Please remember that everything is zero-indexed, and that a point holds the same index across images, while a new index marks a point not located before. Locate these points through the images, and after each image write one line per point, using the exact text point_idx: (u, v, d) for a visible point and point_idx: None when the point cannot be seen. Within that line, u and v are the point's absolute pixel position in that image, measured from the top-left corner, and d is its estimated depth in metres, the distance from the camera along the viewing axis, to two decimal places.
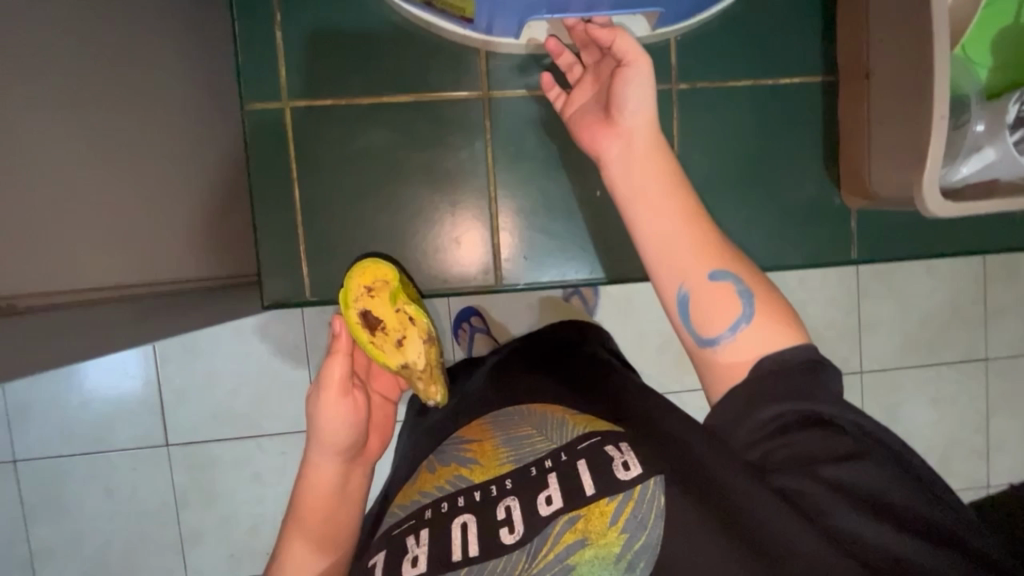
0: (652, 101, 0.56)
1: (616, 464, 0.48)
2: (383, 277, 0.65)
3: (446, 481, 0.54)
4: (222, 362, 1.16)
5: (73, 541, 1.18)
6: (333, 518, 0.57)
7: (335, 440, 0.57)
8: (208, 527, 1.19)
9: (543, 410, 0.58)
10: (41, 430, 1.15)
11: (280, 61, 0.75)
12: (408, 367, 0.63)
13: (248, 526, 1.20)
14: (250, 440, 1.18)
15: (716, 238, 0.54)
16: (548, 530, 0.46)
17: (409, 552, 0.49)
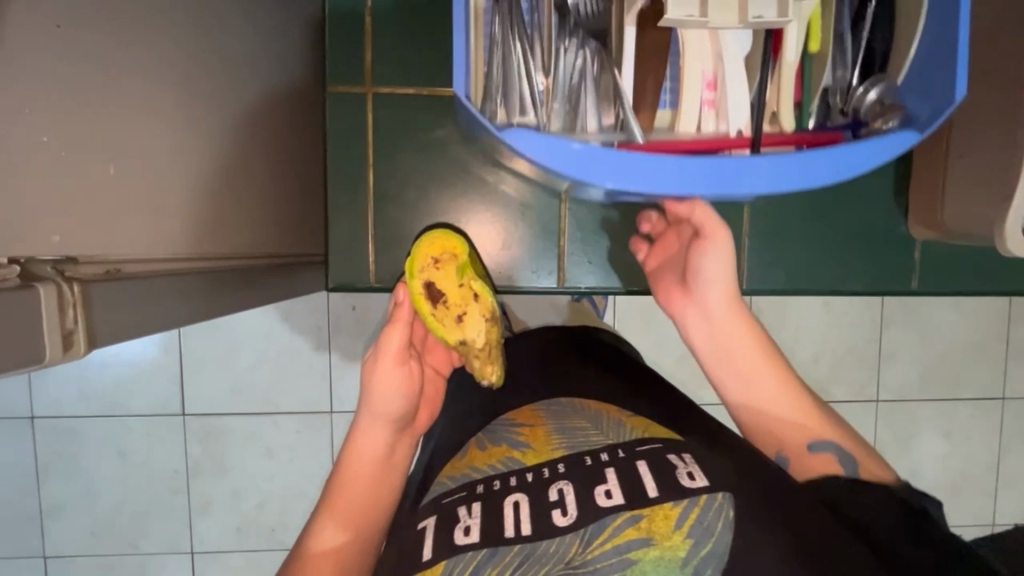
0: (725, 272, 0.66)
1: (680, 474, 0.49)
2: (450, 252, 0.73)
3: (498, 460, 0.55)
4: (246, 336, 1.17)
5: (84, 500, 1.19)
6: (377, 484, 0.60)
7: (387, 404, 0.61)
8: (217, 498, 1.20)
9: (595, 408, 0.61)
10: (61, 390, 1.16)
11: (366, 45, 0.78)
12: (466, 344, 0.69)
13: (257, 501, 1.21)
14: (267, 416, 1.19)
15: (807, 406, 0.62)
16: (607, 520, 0.47)
17: (461, 521, 0.50)
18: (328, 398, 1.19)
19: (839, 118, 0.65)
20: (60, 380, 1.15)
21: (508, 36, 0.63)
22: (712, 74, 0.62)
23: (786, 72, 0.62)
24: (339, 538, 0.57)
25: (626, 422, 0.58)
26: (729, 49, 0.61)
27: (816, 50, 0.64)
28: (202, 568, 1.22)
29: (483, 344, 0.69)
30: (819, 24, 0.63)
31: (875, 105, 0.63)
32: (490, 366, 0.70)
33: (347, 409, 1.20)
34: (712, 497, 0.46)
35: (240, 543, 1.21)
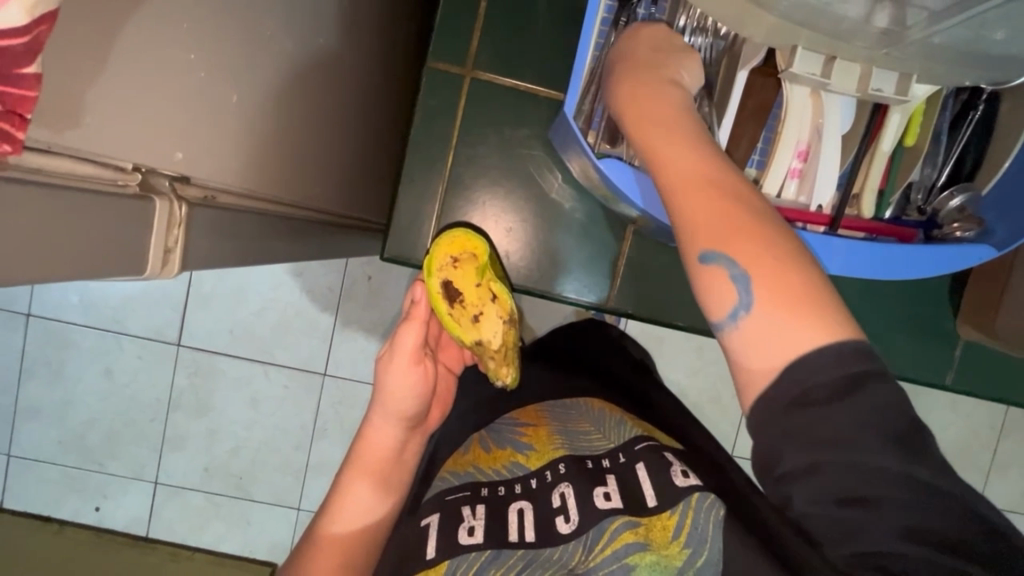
0: (633, 62, 0.55)
1: (675, 472, 0.52)
2: (469, 247, 0.67)
3: (503, 465, 0.57)
4: (257, 282, 1.16)
5: (61, 408, 1.17)
6: (389, 484, 0.56)
7: (400, 403, 0.55)
8: (192, 436, 1.19)
9: (597, 408, 0.63)
10: (60, 295, 1.14)
11: (476, 27, 0.78)
12: (481, 345, 0.64)
13: (231, 447, 1.20)
14: (258, 366, 1.18)
15: (736, 207, 0.40)
16: (605, 526, 0.49)
17: (466, 521, 0.52)
18: (326, 362, 1.19)
19: (914, 214, 0.67)
20: (62, 285, 1.13)
21: None
22: (806, 145, 0.61)
23: (878, 160, 0.63)
24: (350, 541, 0.53)
25: (626, 421, 0.61)
26: (829, 126, 0.60)
27: (911, 143, 0.64)
28: (162, 501, 1.21)
29: (501, 347, 0.65)
30: (919, 119, 0.63)
31: (955, 211, 0.65)
32: (507, 368, 0.67)
33: (339, 376, 1.19)
34: (700, 497, 0.48)
35: (206, 484, 1.20)
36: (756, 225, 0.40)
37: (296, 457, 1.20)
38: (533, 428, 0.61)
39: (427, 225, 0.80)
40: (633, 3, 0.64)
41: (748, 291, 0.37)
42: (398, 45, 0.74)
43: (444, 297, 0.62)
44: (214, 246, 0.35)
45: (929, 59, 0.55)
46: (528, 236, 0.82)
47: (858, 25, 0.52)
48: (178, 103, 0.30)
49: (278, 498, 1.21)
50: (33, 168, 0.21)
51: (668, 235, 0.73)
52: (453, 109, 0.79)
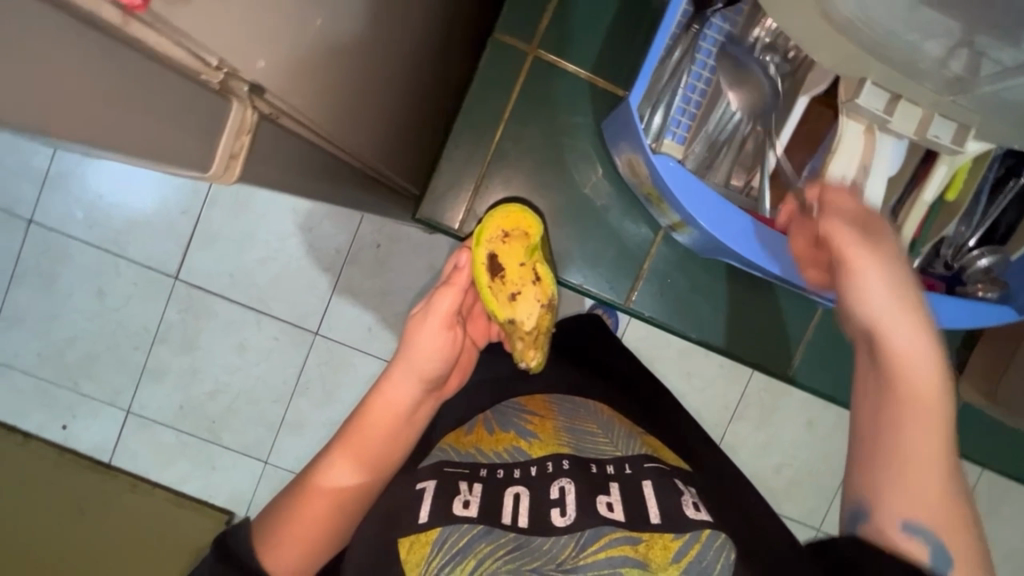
0: (892, 264, 0.49)
1: (686, 502, 0.55)
2: (523, 228, 0.71)
3: (504, 448, 0.59)
4: (268, 230, 1.15)
5: (48, 319, 1.16)
6: (396, 439, 0.55)
7: (425, 363, 0.55)
8: (174, 371, 1.18)
9: (607, 418, 0.66)
10: (67, 207, 1.13)
11: (545, 11, 0.78)
12: (514, 324, 0.63)
13: (211, 388, 1.19)
14: (253, 313, 1.17)
15: (947, 479, 0.46)
16: (604, 529, 0.50)
17: (461, 494, 0.54)
18: (324, 321, 1.18)
19: (941, 268, 0.69)
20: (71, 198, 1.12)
21: (683, 67, 0.68)
22: (853, 180, 0.60)
23: (919, 209, 0.63)
24: (348, 486, 0.53)
25: (633, 438, 0.64)
26: (878, 165, 0.60)
27: (951, 199, 0.64)
28: (130, 430, 1.19)
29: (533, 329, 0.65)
30: (963, 177, 0.63)
31: (982, 272, 0.68)
32: (535, 353, 0.67)
33: (332, 337, 1.18)
34: (711, 531, 0.53)
35: (179, 421, 1.19)
36: (955, 493, 0.46)
37: (273, 411, 1.19)
38: (538, 418, 0.63)
39: (458, 197, 0.80)
40: (707, 13, 0.66)
41: (942, 558, 0.45)
42: (464, 14, 0.74)
43: (487, 269, 0.63)
44: (270, 164, 0.35)
45: (992, 112, 0.57)
46: (558, 226, 0.83)
47: (934, 66, 0.54)
48: (282, 9, 0.31)
49: (247, 448, 1.20)
50: (135, 37, 0.22)
51: (708, 248, 0.74)
52: (508, 87, 0.79)
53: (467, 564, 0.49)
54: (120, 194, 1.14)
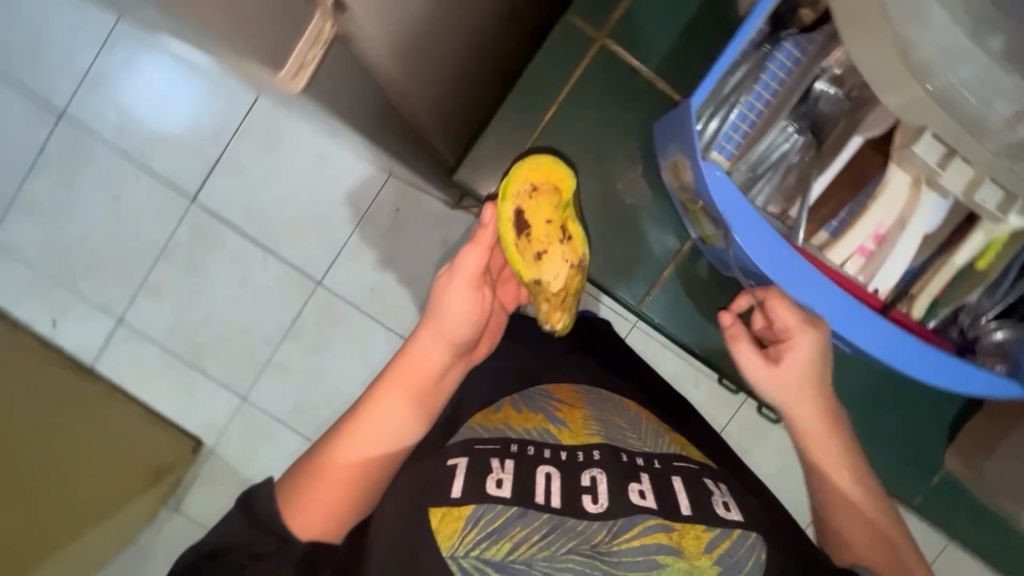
0: (816, 364, 0.60)
1: (716, 500, 0.56)
2: (554, 177, 0.67)
3: (535, 428, 0.60)
4: (293, 170, 1.15)
5: (59, 213, 1.16)
6: (424, 402, 0.58)
7: (454, 326, 0.57)
8: (172, 290, 1.18)
9: (638, 416, 0.68)
10: (102, 108, 1.13)
11: (616, 6, 0.78)
12: (540, 284, 0.65)
13: (205, 314, 1.19)
14: (262, 249, 1.17)
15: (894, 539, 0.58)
16: (637, 519, 0.51)
17: (494, 473, 0.55)
18: (329, 270, 1.18)
19: (954, 333, 0.70)
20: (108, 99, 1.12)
21: (747, 82, 0.69)
22: (884, 230, 0.65)
23: (945, 270, 0.66)
24: (376, 445, 0.55)
25: (661, 435, 0.66)
26: (915, 221, 0.64)
27: (982, 267, 0.66)
28: (118, 339, 1.20)
29: (559, 290, 0.67)
30: (998, 249, 0.65)
31: (994, 345, 0.68)
32: (559, 316, 0.70)
33: (335, 288, 1.18)
34: (745, 532, 0.53)
35: (168, 340, 1.20)
36: (903, 552, 0.57)
37: (261, 349, 1.20)
38: (567, 406, 0.65)
39: (491, 171, 0.80)
40: (780, 35, 0.68)
41: None
42: None
43: (513, 228, 0.63)
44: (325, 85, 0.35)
45: None
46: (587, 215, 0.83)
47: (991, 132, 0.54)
48: None
49: (229, 379, 1.20)
50: None
51: (725, 260, 0.75)
52: (566, 71, 0.79)
53: (504, 545, 0.50)
54: (157, 105, 1.14)
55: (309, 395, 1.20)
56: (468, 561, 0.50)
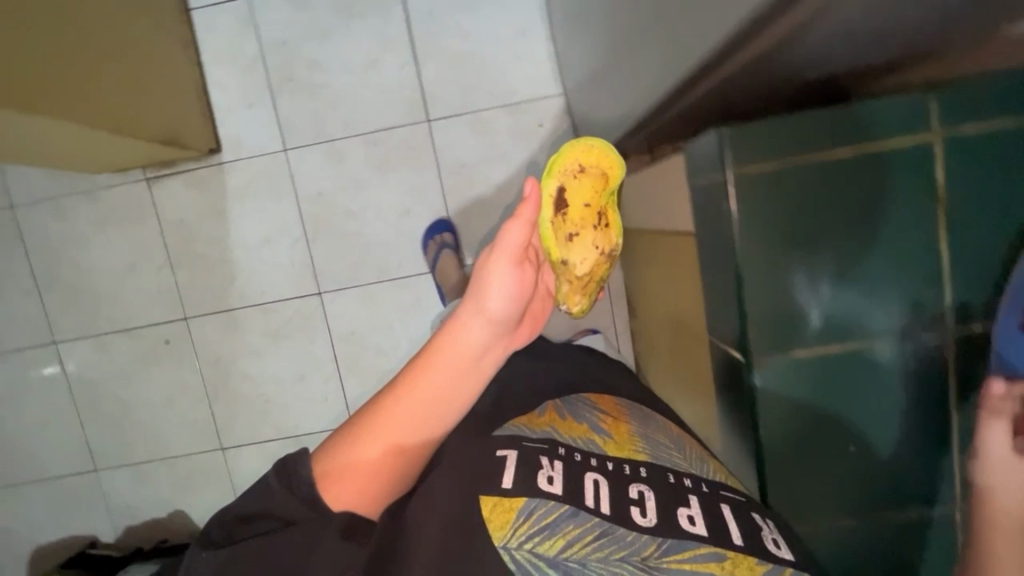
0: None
1: (765, 537, 0.46)
2: (607, 164, 0.61)
3: (584, 435, 0.57)
4: (494, 19, 1.11)
5: None
6: (455, 387, 0.55)
7: (493, 304, 0.55)
8: (312, 12, 1.11)
9: (685, 443, 0.59)
10: None
11: None
12: (566, 265, 0.62)
13: (318, 57, 1.12)
14: (411, 51, 1.12)
15: None
16: (694, 544, 0.45)
17: (546, 470, 0.52)
18: (444, 118, 1.14)
19: None
20: None
21: None
22: None
23: None
24: (401, 424, 0.54)
25: (708, 461, 0.56)
26: None
27: None
28: (230, 7, 1.12)
29: (584, 274, 0.63)
30: None
31: None
32: (578, 298, 0.67)
33: (436, 137, 1.14)
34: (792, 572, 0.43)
35: (269, 47, 1.12)
36: None
37: (333, 126, 1.14)
38: (611, 419, 0.62)
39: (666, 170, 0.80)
40: None
41: None
42: None
43: (552, 201, 0.60)
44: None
45: None
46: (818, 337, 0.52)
47: None
48: None
49: (287, 125, 1.14)
50: None
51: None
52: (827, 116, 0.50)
53: (559, 541, 0.46)
54: None
55: (337, 197, 1.16)
56: (523, 553, 0.46)
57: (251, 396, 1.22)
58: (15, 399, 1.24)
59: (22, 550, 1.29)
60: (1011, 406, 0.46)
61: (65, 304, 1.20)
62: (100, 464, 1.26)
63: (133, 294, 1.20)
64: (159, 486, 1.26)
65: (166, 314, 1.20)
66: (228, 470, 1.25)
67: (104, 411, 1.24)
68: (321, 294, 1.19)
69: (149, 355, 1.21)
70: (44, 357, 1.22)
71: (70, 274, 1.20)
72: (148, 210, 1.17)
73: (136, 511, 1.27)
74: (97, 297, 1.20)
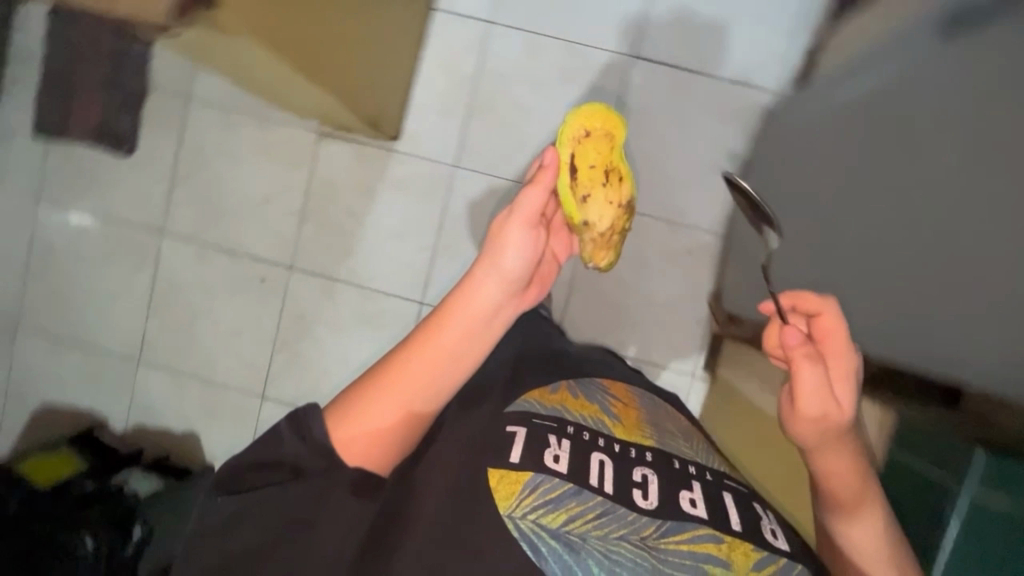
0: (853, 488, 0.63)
1: (765, 527, 0.63)
2: (612, 130, 0.73)
3: (592, 416, 0.71)
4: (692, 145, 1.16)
5: None
6: (466, 343, 0.62)
7: (510, 270, 0.62)
8: (540, 64, 1.16)
9: (698, 439, 0.75)
10: None
11: None
12: (587, 225, 0.71)
13: (525, 103, 1.17)
14: None
15: None
16: (689, 525, 0.61)
17: (552, 449, 0.66)
18: None
19: None
20: None
21: None
22: None
23: None
24: (414, 375, 0.60)
25: (712, 452, 0.74)
26: None
27: None
28: (470, 24, 1.17)
29: (603, 231, 0.71)
30: None
31: None
32: (605, 253, 0.76)
33: None
34: (786, 560, 0.61)
35: (488, 75, 1.17)
36: None
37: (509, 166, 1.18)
38: (620, 403, 0.75)
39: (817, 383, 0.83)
40: None
41: None
42: None
43: (569, 166, 0.70)
44: None
45: None
46: None
47: None
48: None
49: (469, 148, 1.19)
50: None
51: None
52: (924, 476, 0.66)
53: (560, 515, 0.60)
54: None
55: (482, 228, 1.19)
56: (525, 522, 0.60)
57: (313, 364, 1.24)
58: (101, 265, 1.26)
59: (31, 400, 1.30)
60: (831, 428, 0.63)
61: (190, 202, 1.23)
62: (144, 357, 1.27)
63: (255, 225, 1.22)
64: (187, 403, 1.27)
65: (275, 254, 1.22)
66: (256, 418, 1.25)
67: (173, 311, 1.25)
68: (422, 304, 1.21)
69: (241, 284, 1.23)
70: (147, 242, 1.24)
71: (208, 181, 1.22)
72: (306, 158, 1.20)
73: (154, 414, 1.28)
74: (221, 213, 1.23)
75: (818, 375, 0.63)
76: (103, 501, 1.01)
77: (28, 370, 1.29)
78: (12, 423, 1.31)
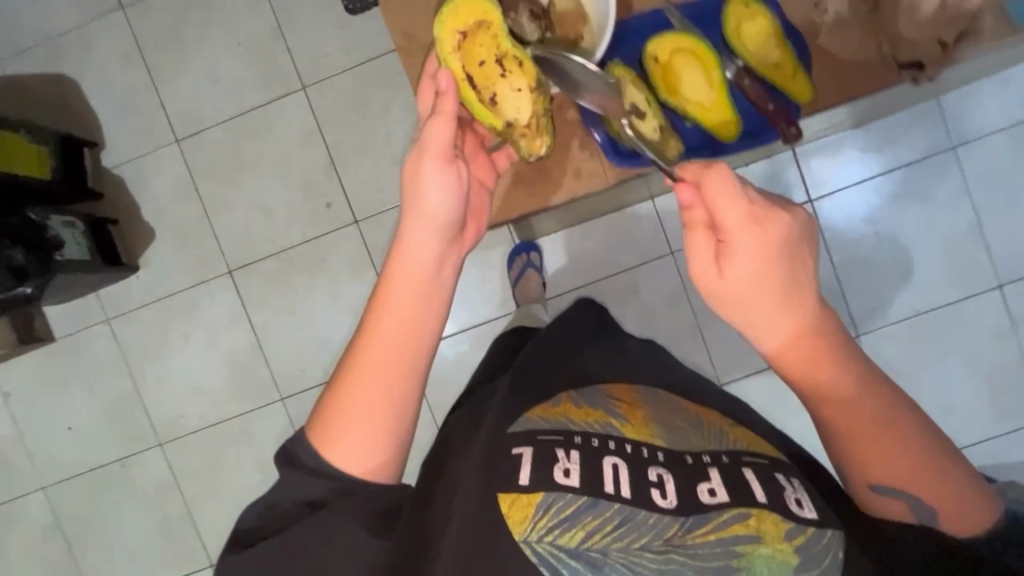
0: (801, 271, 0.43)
1: (788, 497, 0.51)
2: (485, 18, 0.57)
3: (597, 420, 0.56)
4: None
5: None
6: (415, 305, 0.50)
7: (433, 206, 0.51)
8: (665, 313, 1.20)
9: (697, 414, 0.61)
10: None
11: None
12: (511, 127, 0.59)
13: (627, 322, 1.20)
14: None
15: (922, 461, 0.45)
16: (713, 514, 0.49)
17: (562, 461, 0.51)
18: None
19: None
20: None
21: None
22: None
23: None
24: (371, 370, 0.49)
25: (727, 433, 0.59)
26: None
27: None
28: (659, 237, 1.19)
29: (529, 118, 0.59)
30: None
31: None
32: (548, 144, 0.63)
33: None
34: (816, 528, 0.49)
35: (627, 278, 1.20)
36: (945, 473, 0.46)
37: None
38: (626, 403, 0.59)
39: None
40: None
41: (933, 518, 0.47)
42: None
43: (465, 79, 0.58)
44: None
45: None
46: None
47: None
48: None
49: (559, 304, 1.21)
50: None
51: None
52: None
53: (578, 532, 0.48)
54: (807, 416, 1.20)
55: None
56: (541, 546, 0.48)
57: (288, 296, 1.21)
58: (235, 50, 1.18)
59: (66, 66, 1.19)
60: (740, 236, 0.42)
61: (347, 95, 1.17)
62: (185, 145, 1.20)
63: (370, 164, 1.18)
64: (173, 210, 1.21)
65: (357, 199, 1.18)
66: (207, 278, 1.22)
67: (245, 143, 1.19)
68: None
69: (310, 189, 1.19)
70: (285, 78, 1.17)
71: (375, 100, 1.17)
72: None
73: (140, 188, 1.21)
74: (358, 130, 1.18)
75: (722, 233, 0.43)
76: (29, 246, 0.95)
77: (90, 43, 1.19)
78: (29, 60, 1.19)
